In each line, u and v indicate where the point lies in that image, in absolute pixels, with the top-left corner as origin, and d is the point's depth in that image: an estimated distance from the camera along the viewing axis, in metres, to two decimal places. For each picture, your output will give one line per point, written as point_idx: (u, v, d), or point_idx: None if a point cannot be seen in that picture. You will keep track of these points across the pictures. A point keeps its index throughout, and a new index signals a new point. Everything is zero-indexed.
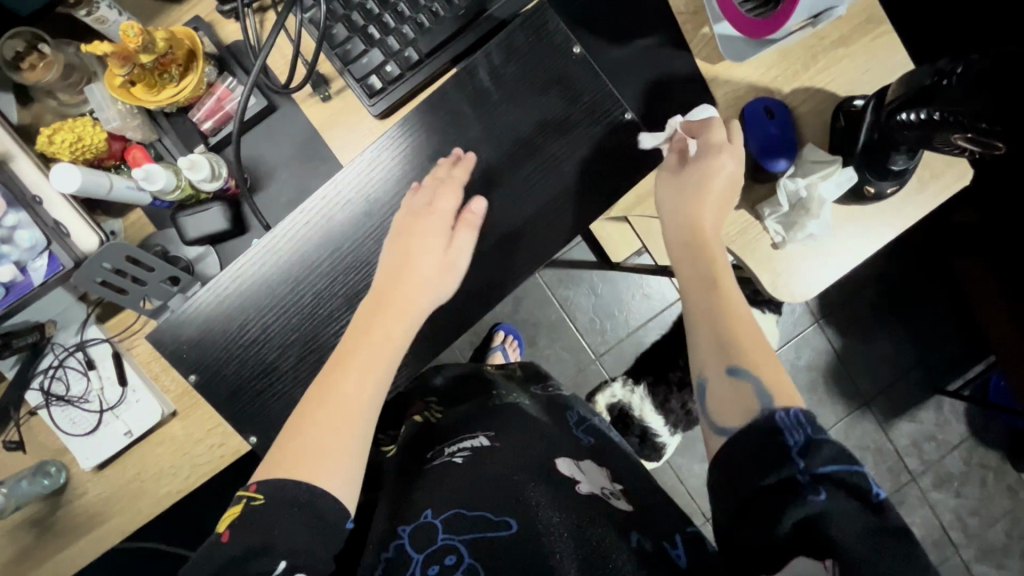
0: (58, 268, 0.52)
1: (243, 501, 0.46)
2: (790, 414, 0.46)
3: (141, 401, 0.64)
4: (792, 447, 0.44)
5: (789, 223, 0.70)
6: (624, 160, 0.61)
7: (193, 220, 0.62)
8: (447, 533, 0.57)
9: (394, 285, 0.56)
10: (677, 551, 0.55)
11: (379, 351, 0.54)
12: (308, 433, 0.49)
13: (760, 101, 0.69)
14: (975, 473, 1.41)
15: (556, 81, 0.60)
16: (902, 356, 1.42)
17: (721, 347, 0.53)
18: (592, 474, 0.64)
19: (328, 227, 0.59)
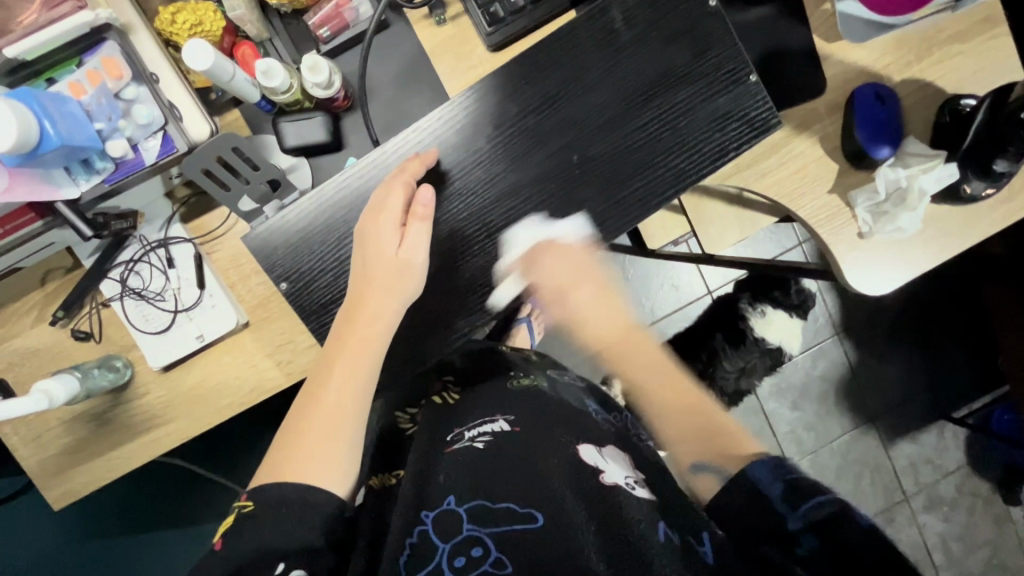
0: (171, 149, 0.50)
1: (234, 510, 0.49)
2: (769, 474, 0.51)
3: (217, 307, 0.63)
4: (773, 497, 0.49)
5: (880, 213, 0.70)
6: (739, 122, 0.59)
7: (294, 128, 0.60)
8: (471, 525, 0.50)
9: (363, 291, 0.55)
10: (704, 547, 0.48)
11: (356, 354, 0.55)
12: (301, 442, 0.53)
13: (872, 86, 0.68)
14: (965, 501, 1.40)
15: (688, 30, 0.57)
16: (916, 378, 1.40)
17: (706, 445, 0.60)
18: (617, 465, 0.59)
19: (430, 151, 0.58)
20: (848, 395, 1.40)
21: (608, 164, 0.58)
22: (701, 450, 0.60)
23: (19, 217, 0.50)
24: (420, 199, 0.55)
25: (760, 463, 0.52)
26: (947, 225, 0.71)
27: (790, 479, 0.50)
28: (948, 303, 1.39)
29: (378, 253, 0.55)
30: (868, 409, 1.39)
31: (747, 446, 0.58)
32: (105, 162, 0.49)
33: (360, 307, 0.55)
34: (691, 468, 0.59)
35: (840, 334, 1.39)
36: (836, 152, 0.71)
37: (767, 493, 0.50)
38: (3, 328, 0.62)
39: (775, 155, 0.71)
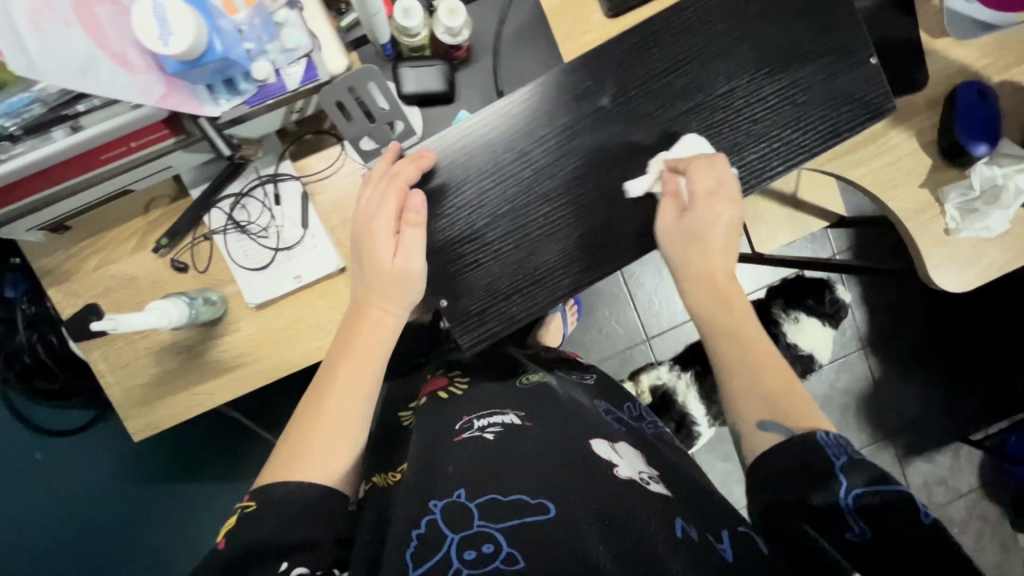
0: (314, 78, 0.50)
1: (239, 509, 0.49)
2: (830, 437, 0.47)
3: (318, 249, 0.62)
4: (836, 467, 0.44)
5: (969, 210, 0.71)
6: (854, 103, 0.60)
7: (414, 74, 0.60)
8: (483, 521, 0.46)
9: (368, 295, 0.56)
10: (723, 544, 0.47)
11: (361, 358, 0.56)
12: (306, 443, 0.52)
13: (974, 84, 0.69)
14: (975, 524, 1.37)
15: (813, 9, 0.59)
16: (938, 396, 1.37)
17: (764, 397, 0.51)
18: (629, 458, 0.57)
19: (528, 117, 0.57)
20: (866, 410, 1.37)
21: (725, 134, 0.59)
22: (773, 408, 0.50)
23: (150, 134, 0.48)
24: (412, 204, 0.56)
25: (824, 432, 0.47)
26: None
27: (854, 456, 0.46)
28: (972, 324, 1.35)
29: (377, 265, 0.56)
30: (885, 424, 1.36)
31: (801, 405, 0.50)
32: (249, 84, 0.48)
33: (365, 313, 0.56)
34: (757, 424, 0.50)
35: (864, 348, 1.36)
36: (930, 148, 0.72)
37: (833, 462, 0.45)
38: (101, 251, 0.61)
39: (871, 145, 0.71)
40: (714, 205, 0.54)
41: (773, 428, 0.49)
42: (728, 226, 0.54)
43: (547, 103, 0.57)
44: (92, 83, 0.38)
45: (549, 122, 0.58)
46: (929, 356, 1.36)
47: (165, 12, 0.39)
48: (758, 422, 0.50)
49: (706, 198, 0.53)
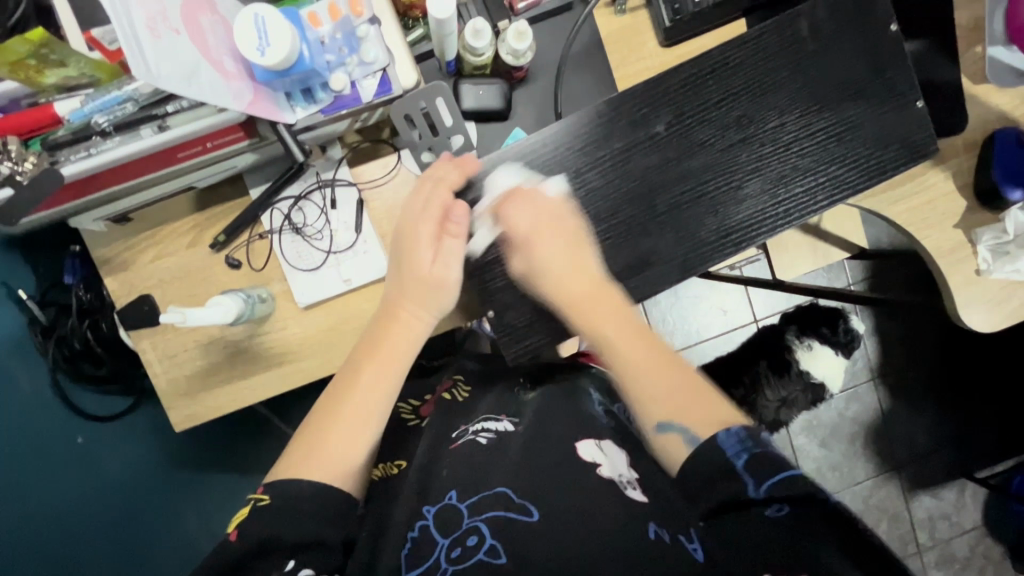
0: (387, 91, 0.52)
1: (250, 502, 0.49)
2: (730, 433, 0.47)
3: (369, 254, 0.64)
4: (739, 468, 0.45)
5: (1000, 252, 0.72)
6: (902, 144, 0.62)
7: (474, 91, 0.62)
8: (471, 517, 0.51)
9: (398, 300, 0.58)
10: (693, 544, 0.47)
11: (386, 363, 0.57)
12: (321, 442, 0.53)
13: (1013, 131, 0.71)
14: (976, 561, 1.37)
15: (868, 51, 0.60)
16: (949, 432, 1.37)
17: (666, 399, 0.52)
18: (614, 459, 0.57)
19: (577, 142, 0.59)
20: (874, 440, 1.37)
21: (773, 166, 0.60)
22: (671, 407, 0.51)
23: (227, 135, 0.50)
24: (454, 216, 0.56)
25: (724, 430, 0.48)
26: None
27: (757, 451, 0.46)
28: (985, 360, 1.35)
29: (411, 270, 0.57)
30: (893, 457, 1.36)
31: (724, 415, 0.50)
32: (326, 94, 0.50)
33: (392, 319, 0.58)
34: (656, 425, 0.51)
35: (875, 378, 1.37)
36: (966, 190, 0.73)
37: (733, 464, 0.45)
38: (159, 244, 0.63)
39: (909, 183, 0.73)
40: (553, 238, 0.56)
41: (671, 429, 0.50)
42: (570, 230, 0.57)
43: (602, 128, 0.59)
44: (196, 88, 0.39)
45: (601, 147, 0.59)
46: (944, 390, 1.36)
47: (264, 24, 0.41)
48: (658, 421, 0.51)
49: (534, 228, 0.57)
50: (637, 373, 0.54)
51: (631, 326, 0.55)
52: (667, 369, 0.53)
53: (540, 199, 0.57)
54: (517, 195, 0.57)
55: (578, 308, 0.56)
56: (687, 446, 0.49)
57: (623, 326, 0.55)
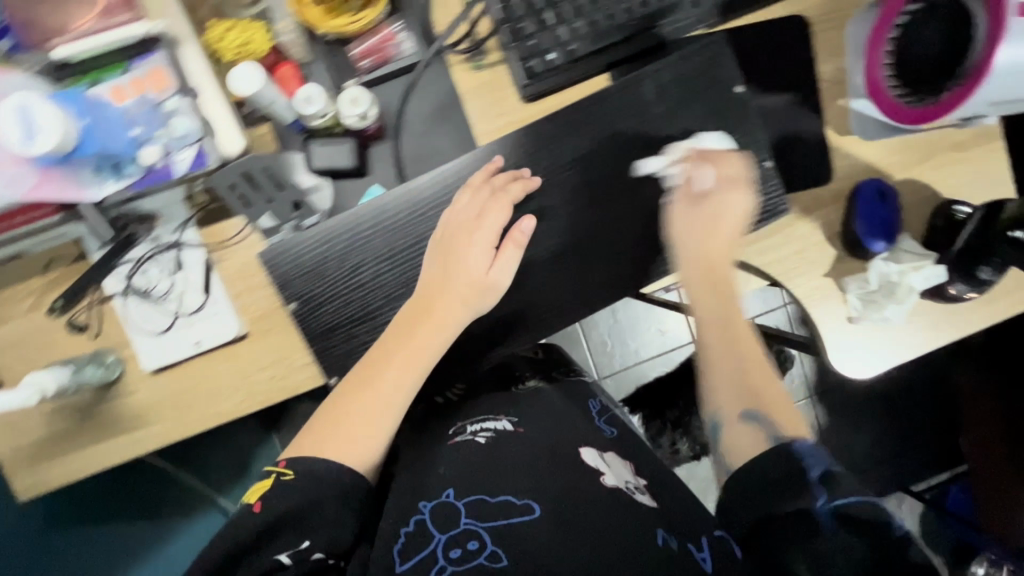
0: (203, 164, 0.50)
1: (273, 475, 0.51)
2: (807, 448, 0.50)
3: (221, 315, 0.63)
4: (811, 476, 0.47)
5: (869, 301, 0.73)
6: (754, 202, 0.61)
7: (323, 151, 0.61)
8: (470, 519, 0.56)
9: (432, 294, 0.55)
10: (702, 554, 0.55)
11: (415, 351, 0.54)
12: (347, 410, 0.53)
13: (874, 183, 0.72)
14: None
15: (713, 113, 0.61)
16: (881, 448, 1.38)
17: (744, 393, 0.55)
18: (620, 468, 0.64)
19: (431, 203, 0.58)
20: None
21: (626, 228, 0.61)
22: (743, 397, 0.55)
23: (36, 210, 0.49)
24: (522, 226, 0.56)
25: (802, 441, 0.50)
26: (933, 320, 0.75)
27: (829, 470, 0.48)
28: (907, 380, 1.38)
29: (473, 271, 0.55)
30: None
31: (789, 416, 0.54)
32: (135, 168, 0.49)
33: (429, 310, 0.55)
34: (739, 416, 0.54)
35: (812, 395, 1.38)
36: (835, 239, 0.74)
37: (807, 471, 0.48)
38: None
39: (777, 234, 0.74)
40: (489, 227, 0.56)
41: (755, 420, 0.53)
42: (738, 216, 0.59)
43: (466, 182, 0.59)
44: None
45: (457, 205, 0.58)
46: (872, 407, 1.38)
47: (31, 114, 0.40)
48: (741, 410, 0.54)
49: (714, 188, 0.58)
50: (726, 359, 0.57)
51: (720, 316, 0.58)
52: (753, 368, 0.56)
53: (728, 157, 0.59)
54: (725, 194, 0.57)
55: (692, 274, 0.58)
56: (767, 438, 0.51)
57: (718, 314, 0.59)
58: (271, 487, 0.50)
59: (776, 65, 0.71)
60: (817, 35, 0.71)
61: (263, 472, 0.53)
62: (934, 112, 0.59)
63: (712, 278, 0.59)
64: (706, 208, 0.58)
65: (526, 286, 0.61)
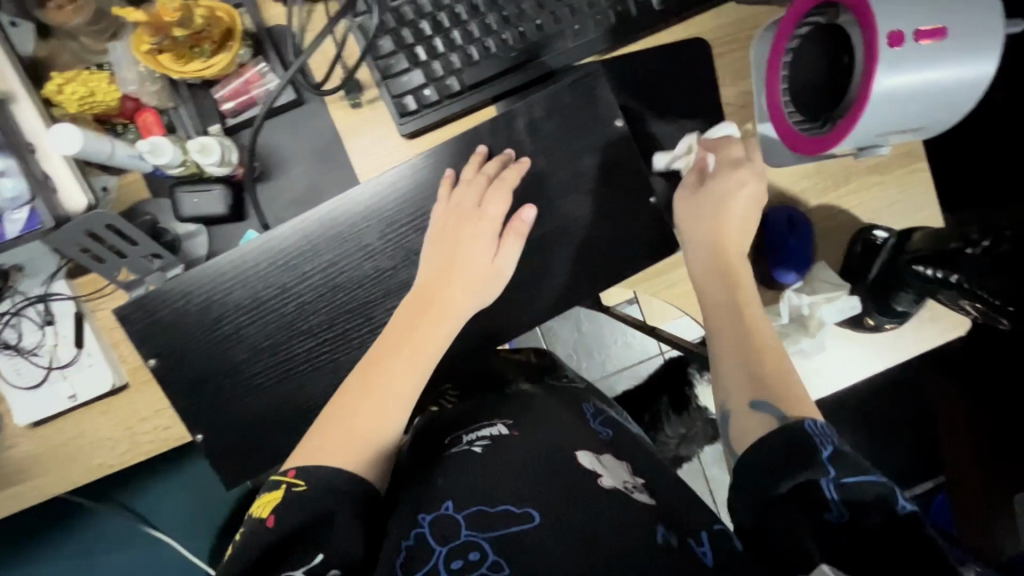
0: (36, 225, 0.50)
1: (283, 486, 0.47)
2: (816, 425, 0.46)
3: (94, 367, 0.61)
4: (823, 487, 0.43)
5: (784, 333, 0.69)
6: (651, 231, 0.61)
7: (191, 199, 0.60)
8: (470, 530, 0.48)
9: (434, 288, 0.55)
10: (702, 547, 0.46)
11: (414, 345, 0.53)
12: (348, 416, 0.51)
13: (784, 210, 0.69)
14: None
15: (592, 149, 0.59)
16: None
17: (752, 378, 0.51)
18: (615, 468, 0.55)
19: (311, 240, 0.56)
20: None
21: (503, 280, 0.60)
22: (756, 382, 0.50)
23: None
24: (522, 215, 0.57)
25: (811, 419, 0.46)
26: (856, 351, 0.70)
27: (841, 445, 0.45)
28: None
29: (471, 262, 0.56)
30: None
31: (794, 392, 0.49)
32: None
33: (425, 308, 0.55)
34: (748, 404, 0.49)
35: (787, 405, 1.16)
36: (749, 269, 0.70)
37: (819, 449, 0.44)
38: None
39: None
40: (473, 227, 0.56)
41: (764, 407, 0.48)
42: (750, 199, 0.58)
43: (358, 215, 0.56)
44: None
45: (336, 244, 0.56)
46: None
47: None
48: (749, 400, 0.50)
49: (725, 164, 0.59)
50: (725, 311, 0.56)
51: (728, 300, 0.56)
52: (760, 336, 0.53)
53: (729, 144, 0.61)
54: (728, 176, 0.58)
55: (705, 279, 0.58)
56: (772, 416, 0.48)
57: (722, 296, 0.57)
58: (285, 499, 0.46)
59: (676, 93, 0.68)
60: (718, 58, 0.68)
61: (268, 482, 0.49)
62: (825, 142, 0.56)
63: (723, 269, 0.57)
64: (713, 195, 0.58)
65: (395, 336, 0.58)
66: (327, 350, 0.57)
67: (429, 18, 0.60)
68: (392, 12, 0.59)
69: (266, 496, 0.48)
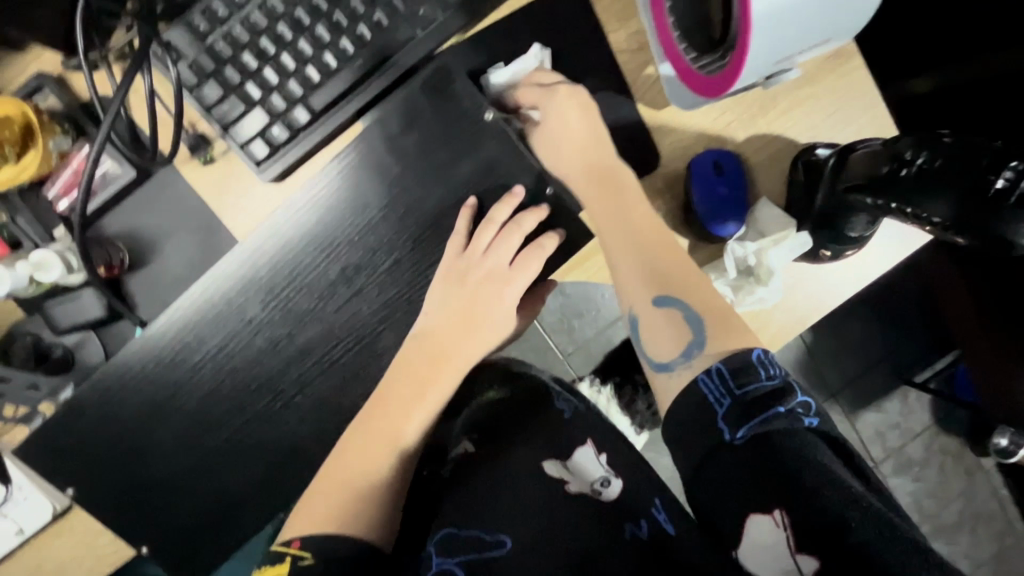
0: None
1: (289, 560, 0.46)
2: (712, 372, 0.47)
3: (29, 497, 0.59)
4: (718, 415, 0.46)
5: (736, 287, 0.63)
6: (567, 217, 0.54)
7: (63, 309, 0.55)
8: (442, 556, 0.52)
9: (442, 343, 0.54)
10: (640, 529, 0.54)
11: (411, 395, 0.52)
12: (359, 488, 0.50)
13: (709, 154, 0.62)
14: (936, 460, 1.26)
15: (468, 150, 0.52)
16: (872, 349, 1.23)
17: (656, 283, 0.52)
18: (586, 462, 0.59)
19: (213, 319, 0.52)
20: (804, 376, 1.23)
21: None
22: (659, 284, 0.52)
23: None
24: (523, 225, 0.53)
25: (705, 372, 0.47)
26: (822, 285, 0.64)
27: (739, 393, 0.46)
28: (898, 275, 1.21)
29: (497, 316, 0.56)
30: (827, 385, 1.23)
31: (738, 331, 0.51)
32: None
33: (432, 366, 0.53)
34: (653, 302, 0.52)
35: None
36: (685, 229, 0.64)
37: (715, 409, 0.46)
38: None
39: None
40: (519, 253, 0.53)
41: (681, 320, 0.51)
42: (582, 106, 0.54)
43: (255, 282, 0.52)
44: None
45: (227, 324, 0.52)
46: (861, 309, 1.22)
47: None
48: (653, 299, 0.52)
49: (547, 97, 0.55)
50: (613, 220, 0.53)
51: (619, 210, 0.53)
52: (646, 229, 0.53)
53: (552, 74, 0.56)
54: (550, 100, 0.55)
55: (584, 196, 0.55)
56: (687, 333, 0.50)
57: (612, 211, 0.53)
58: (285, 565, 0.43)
59: (557, 55, 0.59)
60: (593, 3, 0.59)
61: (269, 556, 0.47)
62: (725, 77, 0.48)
63: (607, 180, 0.54)
64: (553, 118, 0.55)
65: (315, 405, 0.53)
66: (250, 427, 0.53)
67: (252, 47, 0.52)
68: (207, 52, 0.52)
69: (270, 571, 0.46)
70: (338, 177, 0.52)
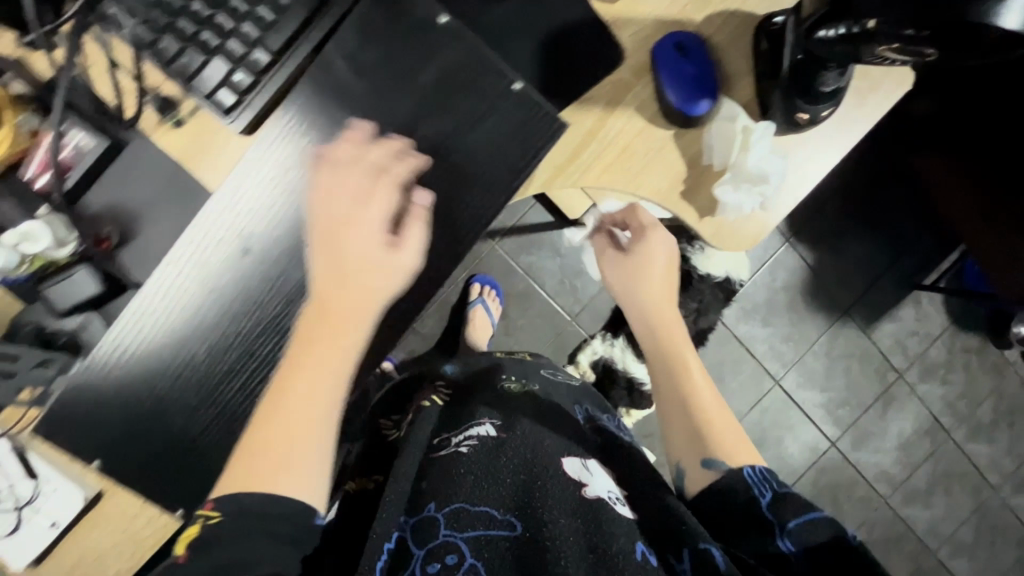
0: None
1: (198, 521, 0.39)
2: (756, 472, 0.47)
3: (59, 490, 0.59)
4: (761, 503, 0.45)
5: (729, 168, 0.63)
6: (537, 108, 0.53)
7: (60, 290, 0.55)
8: (448, 530, 0.45)
9: (328, 298, 0.44)
10: (682, 565, 0.43)
11: (328, 354, 0.44)
12: (274, 452, 0.41)
13: (669, 38, 0.62)
14: (960, 360, 1.25)
15: (429, 60, 0.52)
16: (875, 257, 1.22)
17: (697, 439, 0.52)
18: (601, 478, 0.52)
19: (202, 275, 0.52)
20: (813, 297, 1.21)
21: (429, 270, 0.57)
22: (708, 442, 0.51)
23: None
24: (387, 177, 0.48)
25: (750, 468, 0.48)
26: (807, 156, 0.65)
27: (781, 490, 0.46)
28: (890, 180, 1.20)
29: (375, 259, 0.45)
30: (837, 300, 1.22)
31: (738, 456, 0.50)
32: None
33: (325, 322, 0.44)
34: (701, 461, 0.50)
35: (789, 240, 1.19)
36: (658, 118, 0.64)
37: (758, 499, 0.45)
38: None
39: (592, 143, 0.64)
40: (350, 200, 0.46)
41: (715, 465, 0.49)
42: (666, 252, 0.65)
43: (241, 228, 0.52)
44: None
45: (217, 277, 0.52)
46: (862, 215, 1.21)
47: None
48: (702, 458, 0.50)
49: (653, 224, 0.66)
50: (663, 370, 0.59)
51: (673, 366, 0.58)
52: (689, 380, 0.57)
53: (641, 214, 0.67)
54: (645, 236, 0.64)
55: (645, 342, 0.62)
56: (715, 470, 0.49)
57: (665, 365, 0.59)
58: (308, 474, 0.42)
59: None
60: None
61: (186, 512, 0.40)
62: None
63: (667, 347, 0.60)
64: (639, 249, 0.65)
65: None
66: (260, 380, 0.53)
67: None
68: (159, 8, 0.53)
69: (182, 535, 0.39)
70: (302, 119, 0.52)
